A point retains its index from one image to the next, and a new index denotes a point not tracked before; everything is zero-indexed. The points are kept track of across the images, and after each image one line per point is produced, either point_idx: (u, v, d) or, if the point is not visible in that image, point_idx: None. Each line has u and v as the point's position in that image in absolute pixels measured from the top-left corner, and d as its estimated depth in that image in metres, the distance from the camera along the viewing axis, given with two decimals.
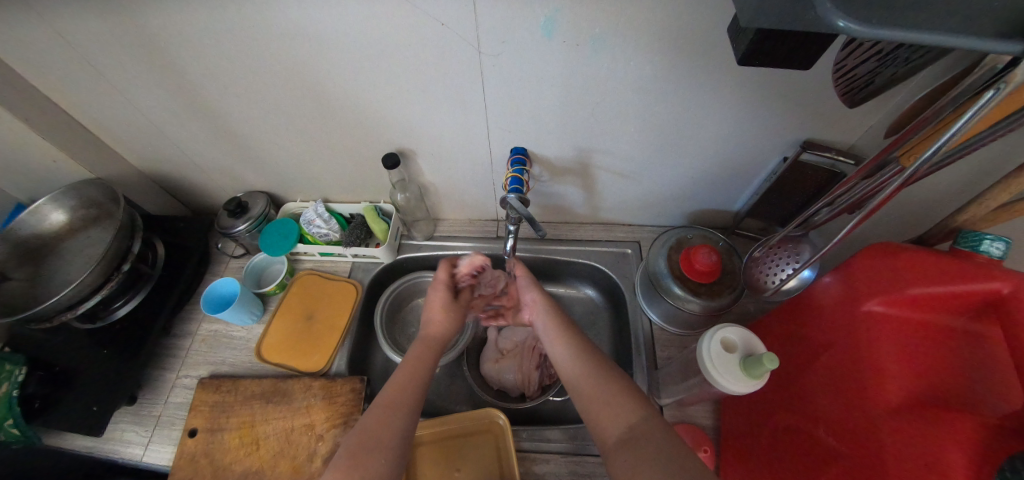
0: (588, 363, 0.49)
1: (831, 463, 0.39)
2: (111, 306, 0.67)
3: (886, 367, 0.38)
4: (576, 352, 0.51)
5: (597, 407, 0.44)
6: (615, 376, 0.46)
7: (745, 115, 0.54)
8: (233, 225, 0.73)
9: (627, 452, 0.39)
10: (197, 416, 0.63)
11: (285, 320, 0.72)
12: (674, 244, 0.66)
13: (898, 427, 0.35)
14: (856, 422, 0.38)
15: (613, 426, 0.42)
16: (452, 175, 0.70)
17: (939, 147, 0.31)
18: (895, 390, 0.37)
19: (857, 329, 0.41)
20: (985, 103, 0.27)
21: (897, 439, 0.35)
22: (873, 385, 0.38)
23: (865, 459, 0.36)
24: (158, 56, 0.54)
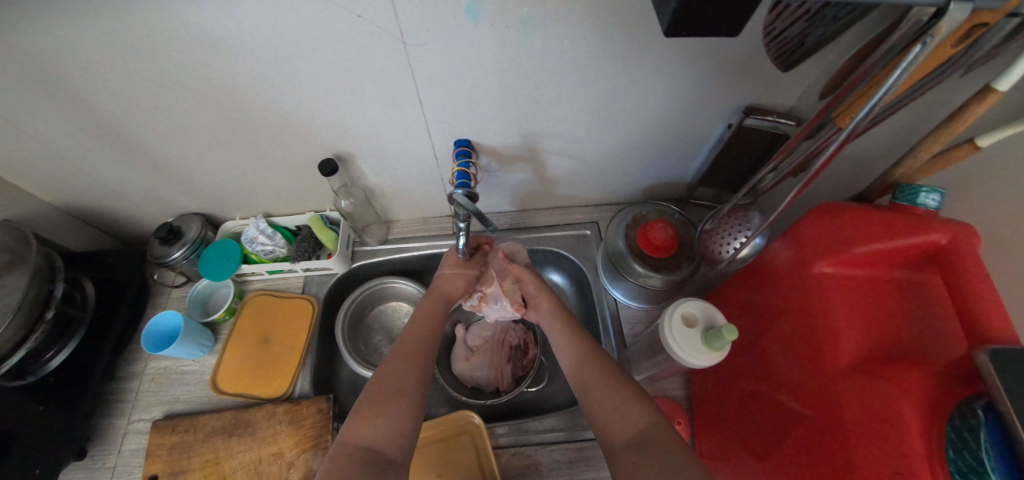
0: (596, 364, 0.47)
1: (792, 422, 0.40)
2: (42, 358, 0.61)
3: (839, 328, 0.38)
4: (585, 359, 0.48)
5: (605, 410, 0.42)
6: (622, 378, 0.45)
7: (687, 84, 0.53)
8: (166, 253, 0.67)
9: (633, 457, 0.37)
10: (155, 461, 0.60)
11: (238, 347, 0.68)
12: (631, 221, 0.66)
13: (852, 385, 0.35)
14: (815, 384, 0.39)
15: (621, 429, 0.40)
16: (397, 174, 0.66)
17: (873, 108, 0.30)
18: (849, 350, 0.37)
19: (809, 291, 0.41)
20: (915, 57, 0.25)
21: (852, 397, 0.35)
22: (827, 346, 0.38)
23: (825, 420, 0.37)
24: (32, 78, 0.47)
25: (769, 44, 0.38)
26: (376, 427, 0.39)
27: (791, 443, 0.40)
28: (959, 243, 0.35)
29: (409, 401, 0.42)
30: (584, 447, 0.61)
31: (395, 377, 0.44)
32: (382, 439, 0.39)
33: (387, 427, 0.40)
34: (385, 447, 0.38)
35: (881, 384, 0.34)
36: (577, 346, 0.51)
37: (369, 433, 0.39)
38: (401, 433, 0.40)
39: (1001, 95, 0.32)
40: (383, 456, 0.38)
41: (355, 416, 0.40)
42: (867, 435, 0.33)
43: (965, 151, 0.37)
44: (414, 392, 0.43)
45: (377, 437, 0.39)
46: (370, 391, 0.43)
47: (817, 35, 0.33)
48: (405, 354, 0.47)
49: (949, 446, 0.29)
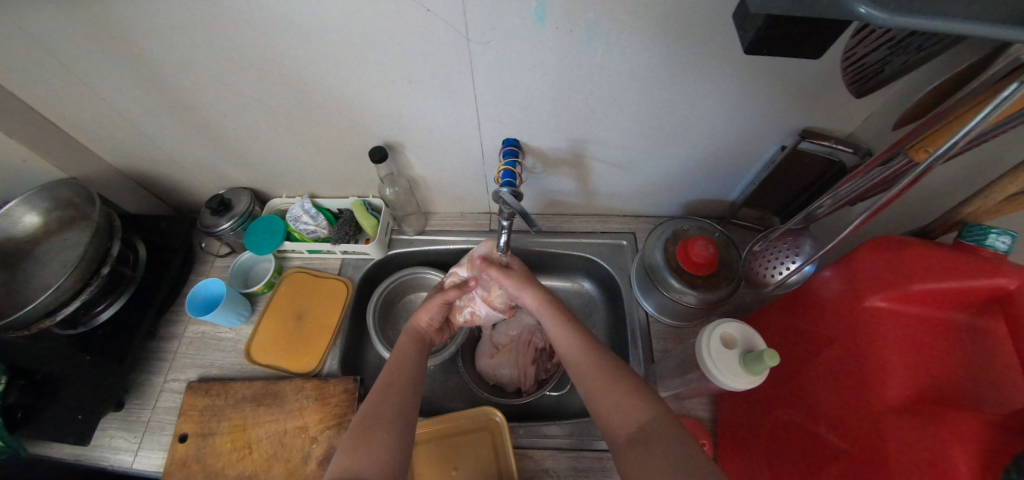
0: (592, 355, 0.48)
1: (832, 459, 0.39)
2: (93, 310, 0.65)
3: (888, 365, 0.37)
4: (582, 354, 0.49)
5: (606, 402, 0.44)
6: (618, 370, 0.46)
7: (745, 103, 0.52)
8: (216, 223, 0.70)
9: (635, 452, 0.39)
10: (187, 421, 0.62)
11: (274, 321, 0.70)
12: (671, 235, 0.66)
13: (901, 425, 0.34)
14: (857, 420, 0.38)
15: (623, 424, 0.42)
16: (442, 167, 0.68)
17: (951, 147, 0.29)
18: (897, 388, 0.36)
19: (859, 324, 0.40)
20: (1000, 102, 0.26)
21: (900, 437, 0.34)
22: (876, 383, 0.37)
23: (865, 457, 0.36)
24: (122, 47, 0.51)
25: (846, 69, 0.38)
26: (361, 460, 0.40)
27: (824, 478, 0.39)
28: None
29: (392, 437, 0.43)
30: (602, 458, 0.60)
31: (376, 416, 0.45)
32: (367, 469, 0.40)
33: (371, 459, 0.41)
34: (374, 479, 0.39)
35: (929, 426, 0.33)
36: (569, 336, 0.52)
37: (356, 464, 0.40)
38: (388, 464, 0.41)
39: None
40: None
41: (343, 449, 0.42)
42: (909, 477, 0.32)
43: None
44: (394, 431, 0.44)
45: (364, 466, 0.40)
46: (355, 429, 0.44)
47: (896, 66, 0.33)
48: (382, 392, 0.48)
49: None
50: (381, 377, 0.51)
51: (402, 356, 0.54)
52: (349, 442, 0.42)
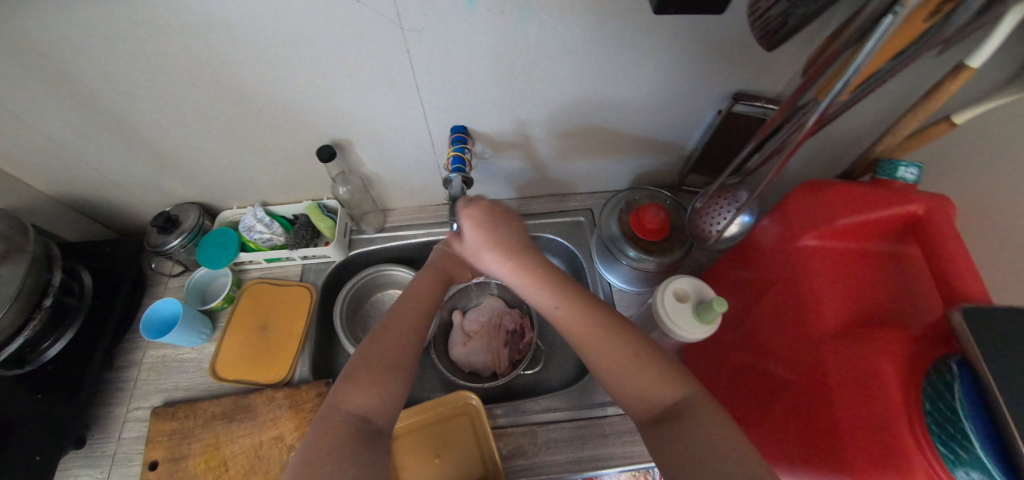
0: (614, 337, 0.43)
1: (783, 390, 0.42)
2: (40, 347, 0.61)
3: (823, 297, 0.39)
4: (597, 334, 0.43)
5: (632, 386, 0.40)
6: (646, 349, 0.42)
7: (675, 71, 0.54)
8: (163, 242, 0.67)
9: (667, 432, 0.37)
10: (155, 448, 0.60)
11: (238, 335, 0.68)
12: (624, 206, 0.67)
13: (837, 349, 0.37)
14: (802, 352, 0.40)
15: (647, 409, 0.39)
16: (394, 161, 0.67)
17: (848, 79, 0.30)
18: (831, 317, 0.38)
19: (795, 264, 0.42)
20: (886, 27, 0.26)
21: (836, 360, 0.37)
22: (812, 313, 0.40)
23: (812, 383, 0.39)
24: (31, 65, 0.47)
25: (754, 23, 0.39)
26: (366, 397, 0.42)
27: (780, 408, 0.42)
28: (935, 210, 0.36)
29: (396, 374, 0.44)
30: (580, 426, 0.62)
31: (383, 351, 0.45)
32: (375, 405, 0.42)
33: (380, 395, 0.42)
34: (376, 416, 0.41)
35: (862, 347, 0.35)
36: (585, 314, 0.45)
37: (361, 404, 0.41)
38: (393, 395, 0.43)
39: (972, 72, 0.33)
40: (374, 425, 0.41)
41: (344, 387, 0.42)
42: (850, 394, 0.35)
43: (942, 129, 0.38)
44: (398, 368, 0.44)
45: (369, 406, 0.42)
46: (354, 364, 0.44)
47: (798, 15, 0.34)
48: (391, 330, 0.47)
49: (927, 401, 0.30)
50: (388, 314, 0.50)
51: (417, 298, 0.53)
52: (346, 377, 0.43)
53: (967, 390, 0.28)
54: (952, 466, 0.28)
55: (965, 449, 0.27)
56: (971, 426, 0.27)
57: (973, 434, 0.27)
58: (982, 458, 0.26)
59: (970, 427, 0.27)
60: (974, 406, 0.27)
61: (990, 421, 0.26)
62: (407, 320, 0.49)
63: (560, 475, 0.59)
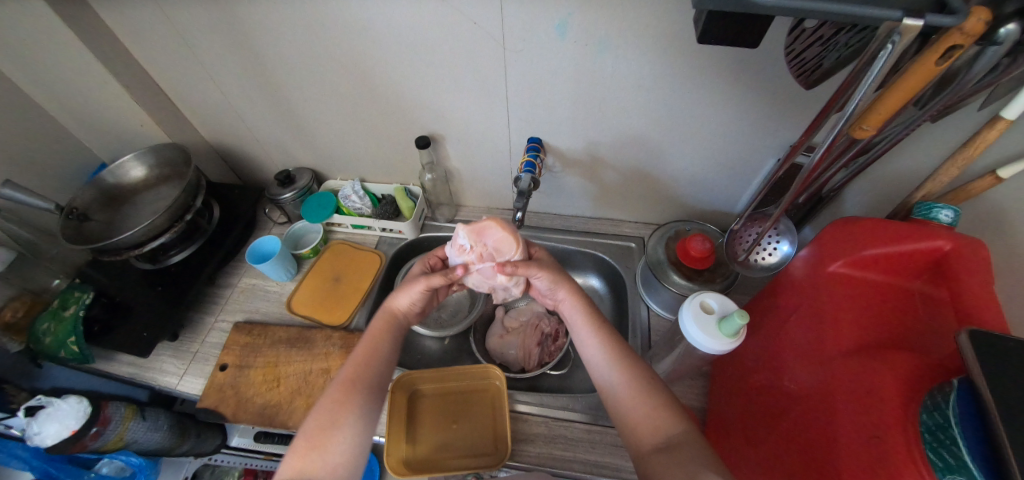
0: (623, 367, 0.49)
1: (793, 409, 0.43)
2: (168, 254, 0.78)
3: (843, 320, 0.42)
4: (625, 370, 0.49)
5: (636, 413, 0.46)
6: (650, 384, 0.47)
7: (733, 117, 0.63)
8: (280, 193, 0.84)
9: (660, 458, 0.42)
10: (229, 354, 0.71)
11: (315, 281, 0.81)
12: (672, 235, 0.74)
13: (848, 364, 0.39)
14: (819, 369, 0.42)
15: (651, 435, 0.44)
16: (475, 160, 0.80)
17: (859, 101, 0.36)
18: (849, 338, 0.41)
19: (822, 289, 0.46)
20: (888, 55, 0.32)
21: (846, 375, 0.39)
22: (832, 334, 0.43)
23: (820, 397, 0.40)
24: (242, 45, 0.67)
25: (790, 63, 0.47)
26: (325, 461, 0.43)
27: (787, 423, 0.43)
28: (963, 250, 0.39)
29: (345, 451, 0.44)
30: (593, 431, 0.63)
31: (326, 429, 0.44)
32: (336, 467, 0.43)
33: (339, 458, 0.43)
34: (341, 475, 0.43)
35: (871, 363, 0.37)
36: (605, 345, 0.52)
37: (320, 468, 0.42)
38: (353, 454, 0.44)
39: (1007, 124, 0.40)
40: None
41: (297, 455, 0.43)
42: (852, 405, 0.36)
43: (987, 183, 0.43)
44: (350, 442, 0.44)
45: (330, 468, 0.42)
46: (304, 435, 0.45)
47: (833, 57, 0.41)
48: (333, 409, 0.46)
49: (925, 413, 0.31)
50: (329, 392, 0.48)
51: (369, 355, 0.52)
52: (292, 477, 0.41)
53: (961, 400, 0.29)
54: (942, 473, 0.28)
55: (953, 454, 0.28)
56: (961, 432, 0.28)
57: (961, 437, 0.27)
58: (967, 463, 0.27)
59: (960, 431, 0.28)
60: (965, 414, 0.28)
61: (980, 425, 0.27)
62: (364, 358, 0.52)
63: (562, 470, 0.60)
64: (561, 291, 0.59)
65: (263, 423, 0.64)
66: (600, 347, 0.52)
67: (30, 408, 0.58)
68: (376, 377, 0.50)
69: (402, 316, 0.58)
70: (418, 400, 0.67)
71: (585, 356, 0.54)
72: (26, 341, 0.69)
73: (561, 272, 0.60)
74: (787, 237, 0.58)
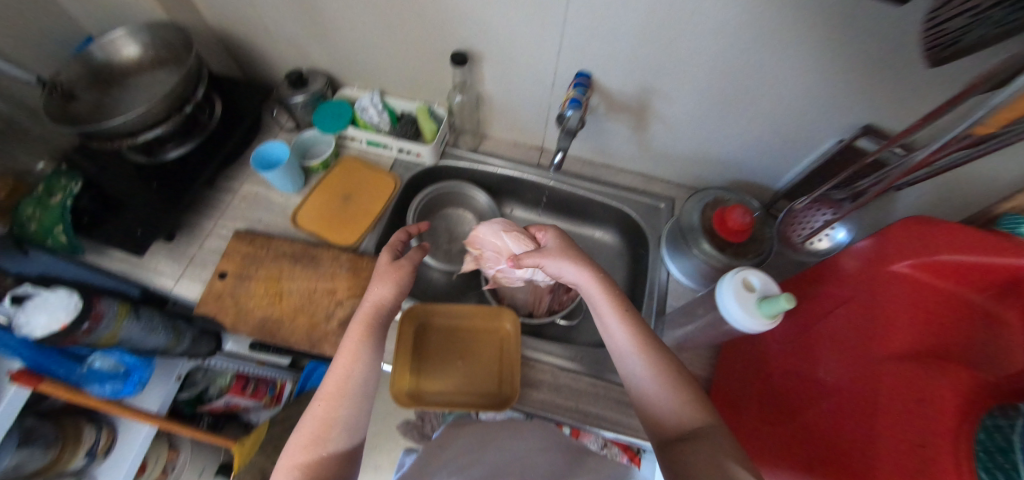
0: (649, 358, 0.47)
1: (826, 403, 0.42)
2: (164, 147, 0.70)
3: (898, 323, 0.41)
4: (648, 354, 0.48)
5: (662, 407, 0.44)
6: (678, 380, 0.45)
7: (813, 84, 0.55)
8: (290, 95, 0.75)
9: (683, 441, 0.41)
10: (228, 262, 0.67)
11: (323, 195, 0.76)
12: (710, 201, 0.69)
13: (897, 368, 0.38)
14: (864, 371, 0.41)
15: (675, 423, 0.43)
16: (513, 88, 0.72)
17: None
18: (901, 342, 0.39)
19: (879, 289, 0.44)
20: None
21: (890, 377, 0.38)
22: (883, 335, 0.41)
23: (860, 395, 0.39)
24: None
25: (926, 34, 0.40)
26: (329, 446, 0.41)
27: (814, 415, 0.43)
28: None
29: (341, 443, 0.42)
30: (597, 385, 0.63)
31: (327, 419, 0.42)
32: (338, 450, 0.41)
33: (339, 441, 0.42)
34: (345, 458, 0.42)
35: (928, 370, 0.35)
36: (630, 331, 0.50)
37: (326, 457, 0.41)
38: (352, 434, 0.43)
39: None
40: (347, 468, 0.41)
41: (298, 443, 0.41)
42: (898, 406, 0.35)
43: None
44: (347, 432, 0.43)
45: (337, 453, 0.41)
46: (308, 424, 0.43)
47: (972, 34, 0.35)
48: (341, 381, 0.45)
49: (980, 432, 0.30)
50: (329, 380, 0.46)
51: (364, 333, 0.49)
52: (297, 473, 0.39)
53: None
54: None
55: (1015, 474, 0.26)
56: None
57: None
58: None
59: None
60: None
61: None
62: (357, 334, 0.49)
63: (561, 417, 0.60)
64: (577, 264, 0.56)
65: (264, 336, 0.63)
66: (632, 334, 0.50)
67: (17, 296, 0.56)
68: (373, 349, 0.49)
69: (385, 307, 0.53)
70: (426, 332, 0.66)
71: (612, 346, 0.51)
72: (10, 225, 0.65)
73: (572, 248, 0.59)
74: (846, 226, 0.58)
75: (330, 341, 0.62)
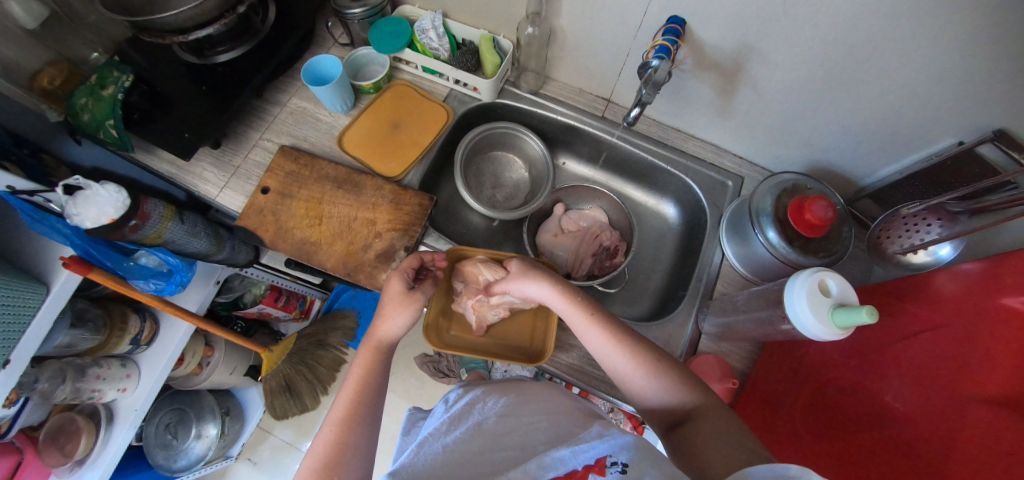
0: (668, 369, 0.46)
1: (894, 432, 0.39)
2: (216, 50, 0.66)
3: (994, 358, 0.35)
4: (668, 369, 0.46)
5: (683, 418, 0.44)
6: (704, 394, 0.44)
7: (957, 73, 0.45)
8: (347, 6, 0.69)
9: (720, 447, 0.39)
10: (272, 178, 0.66)
11: (371, 120, 0.72)
12: (788, 188, 0.60)
13: (986, 412, 0.33)
14: (946, 407, 0.36)
15: (710, 422, 0.41)
16: (592, 27, 0.63)
17: None
18: (995, 381, 0.34)
19: (981, 319, 0.37)
20: None
21: (978, 429, 0.33)
22: (974, 371, 0.36)
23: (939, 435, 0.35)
24: None
25: None
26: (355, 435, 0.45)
27: (874, 443, 0.40)
28: None
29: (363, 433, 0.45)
30: None
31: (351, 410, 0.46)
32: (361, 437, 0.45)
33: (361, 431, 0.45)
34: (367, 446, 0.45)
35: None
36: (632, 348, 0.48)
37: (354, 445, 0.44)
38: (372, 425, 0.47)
39: None
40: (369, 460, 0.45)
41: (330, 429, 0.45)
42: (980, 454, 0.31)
43: None
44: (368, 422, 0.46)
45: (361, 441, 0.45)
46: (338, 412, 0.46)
47: None
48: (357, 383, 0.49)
49: None
50: (354, 369, 0.50)
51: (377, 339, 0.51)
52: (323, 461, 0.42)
53: None
54: None
55: None
56: None
57: None
58: None
59: None
60: None
61: None
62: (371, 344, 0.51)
63: (590, 384, 0.59)
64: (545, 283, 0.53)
65: (301, 257, 0.62)
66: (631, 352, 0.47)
67: (69, 187, 0.56)
68: (392, 345, 0.52)
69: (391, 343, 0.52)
70: None
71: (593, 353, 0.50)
72: (65, 113, 0.65)
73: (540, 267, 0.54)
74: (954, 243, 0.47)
75: (365, 272, 0.61)
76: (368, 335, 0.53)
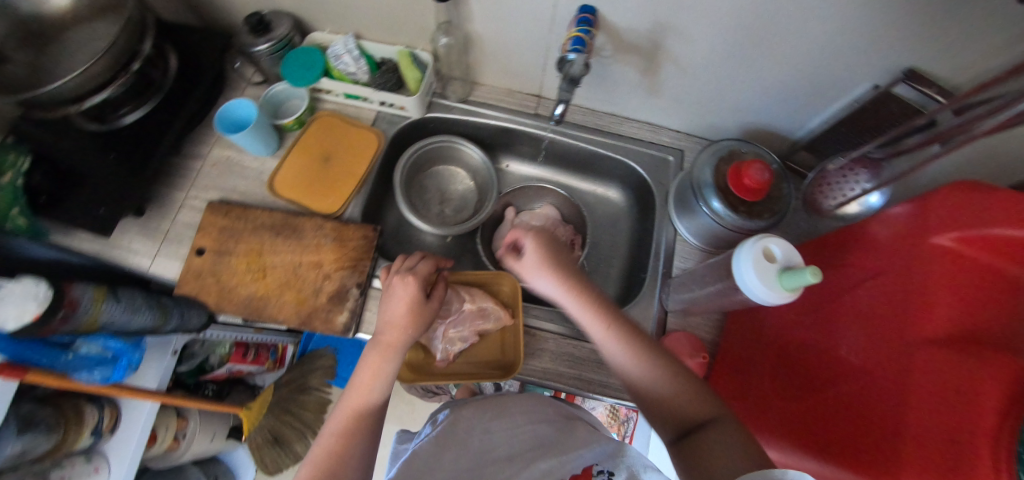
0: (659, 364, 0.44)
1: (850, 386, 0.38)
2: (117, 112, 0.62)
3: (933, 300, 0.35)
4: (663, 365, 0.44)
5: (672, 410, 0.42)
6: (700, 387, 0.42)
7: (858, 21, 0.46)
8: (251, 43, 0.66)
9: (705, 434, 0.38)
10: (204, 237, 0.63)
11: (300, 157, 0.69)
12: (725, 155, 0.61)
13: (932, 355, 0.32)
14: (895, 354, 0.36)
15: (696, 413, 0.41)
16: (505, 27, 0.62)
17: None
18: (936, 323, 0.34)
19: (917, 262, 0.38)
20: None
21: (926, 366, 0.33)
22: (915, 315, 0.36)
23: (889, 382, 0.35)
24: None
25: None
26: None
27: (834, 399, 0.39)
28: None
29: None
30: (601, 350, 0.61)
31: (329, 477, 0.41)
32: None
33: None
34: None
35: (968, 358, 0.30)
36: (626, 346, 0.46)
37: None
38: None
39: None
40: None
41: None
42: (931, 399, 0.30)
43: None
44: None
45: None
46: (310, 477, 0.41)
47: None
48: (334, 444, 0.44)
49: None
50: (334, 422, 0.46)
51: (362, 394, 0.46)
52: None
53: None
54: None
55: None
56: None
57: None
58: None
59: None
60: None
61: None
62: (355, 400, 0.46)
63: (566, 384, 0.59)
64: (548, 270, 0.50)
65: (249, 314, 0.60)
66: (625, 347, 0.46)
67: None
68: (377, 406, 0.46)
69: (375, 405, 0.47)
70: None
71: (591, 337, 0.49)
72: None
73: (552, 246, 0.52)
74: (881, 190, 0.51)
75: (319, 317, 0.59)
76: (348, 396, 0.47)
